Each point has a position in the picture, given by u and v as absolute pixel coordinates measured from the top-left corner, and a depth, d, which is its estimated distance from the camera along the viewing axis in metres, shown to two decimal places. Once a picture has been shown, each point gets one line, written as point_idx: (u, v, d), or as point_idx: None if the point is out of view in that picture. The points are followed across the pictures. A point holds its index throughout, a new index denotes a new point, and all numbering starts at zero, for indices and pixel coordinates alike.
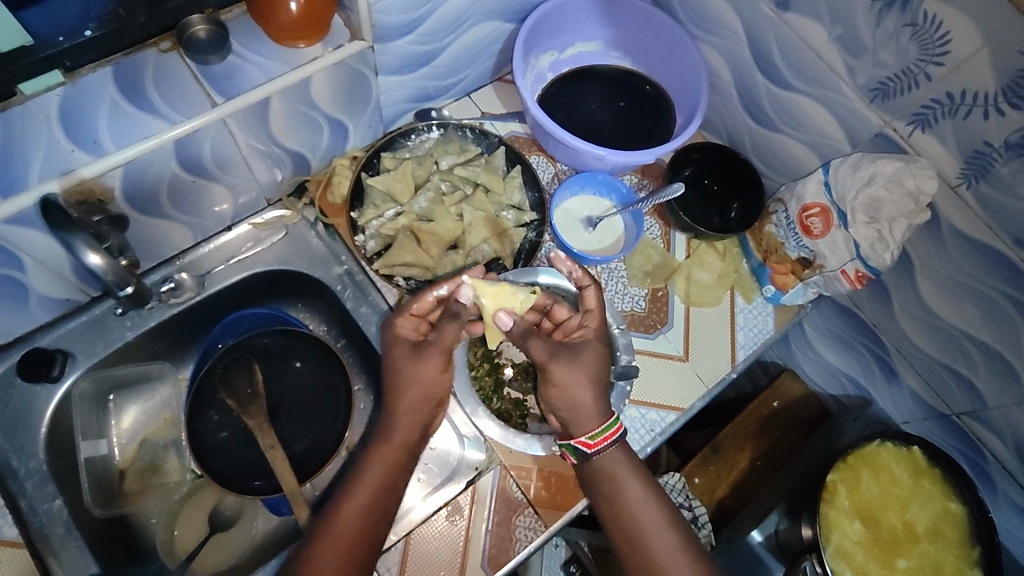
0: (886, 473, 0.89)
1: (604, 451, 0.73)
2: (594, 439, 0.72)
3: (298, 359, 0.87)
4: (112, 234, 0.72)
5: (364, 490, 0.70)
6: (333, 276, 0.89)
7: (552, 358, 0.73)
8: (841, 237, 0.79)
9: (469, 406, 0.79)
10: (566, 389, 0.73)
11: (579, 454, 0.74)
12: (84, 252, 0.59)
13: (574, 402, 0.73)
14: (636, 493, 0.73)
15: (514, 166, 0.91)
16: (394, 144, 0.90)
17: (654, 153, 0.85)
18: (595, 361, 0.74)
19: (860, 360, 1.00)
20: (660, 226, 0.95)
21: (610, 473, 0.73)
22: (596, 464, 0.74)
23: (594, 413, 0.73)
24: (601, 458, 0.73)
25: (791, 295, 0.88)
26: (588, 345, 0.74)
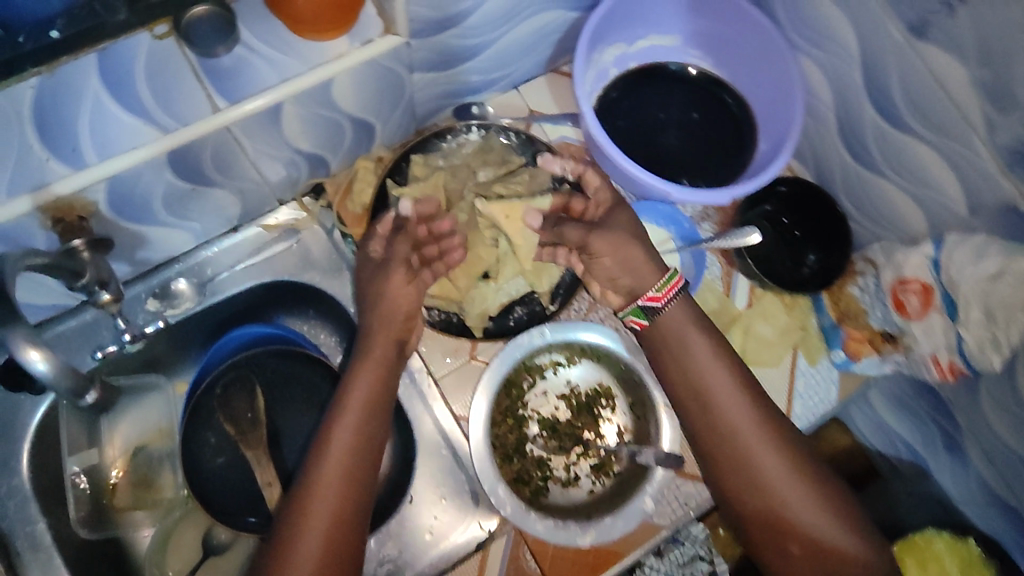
0: (936, 566, 0.82)
1: (670, 304, 0.68)
2: (661, 290, 0.67)
3: (302, 386, 0.79)
4: (90, 261, 0.61)
5: (315, 530, 0.57)
6: (348, 295, 0.80)
7: (592, 230, 0.70)
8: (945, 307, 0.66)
9: (490, 483, 0.68)
10: (618, 258, 0.67)
11: (647, 313, 0.68)
12: (22, 354, 0.47)
13: (632, 265, 0.67)
14: (735, 410, 0.65)
15: (562, 184, 0.78)
16: (427, 145, 0.78)
17: (729, 192, 0.73)
18: (627, 222, 0.70)
19: (924, 433, 0.89)
20: (722, 265, 0.83)
21: (674, 334, 0.67)
22: (659, 321, 0.68)
23: (654, 267, 0.68)
24: (668, 316, 0.67)
25: (863, 365, 0.77)
26: (613, 215, 0.71)
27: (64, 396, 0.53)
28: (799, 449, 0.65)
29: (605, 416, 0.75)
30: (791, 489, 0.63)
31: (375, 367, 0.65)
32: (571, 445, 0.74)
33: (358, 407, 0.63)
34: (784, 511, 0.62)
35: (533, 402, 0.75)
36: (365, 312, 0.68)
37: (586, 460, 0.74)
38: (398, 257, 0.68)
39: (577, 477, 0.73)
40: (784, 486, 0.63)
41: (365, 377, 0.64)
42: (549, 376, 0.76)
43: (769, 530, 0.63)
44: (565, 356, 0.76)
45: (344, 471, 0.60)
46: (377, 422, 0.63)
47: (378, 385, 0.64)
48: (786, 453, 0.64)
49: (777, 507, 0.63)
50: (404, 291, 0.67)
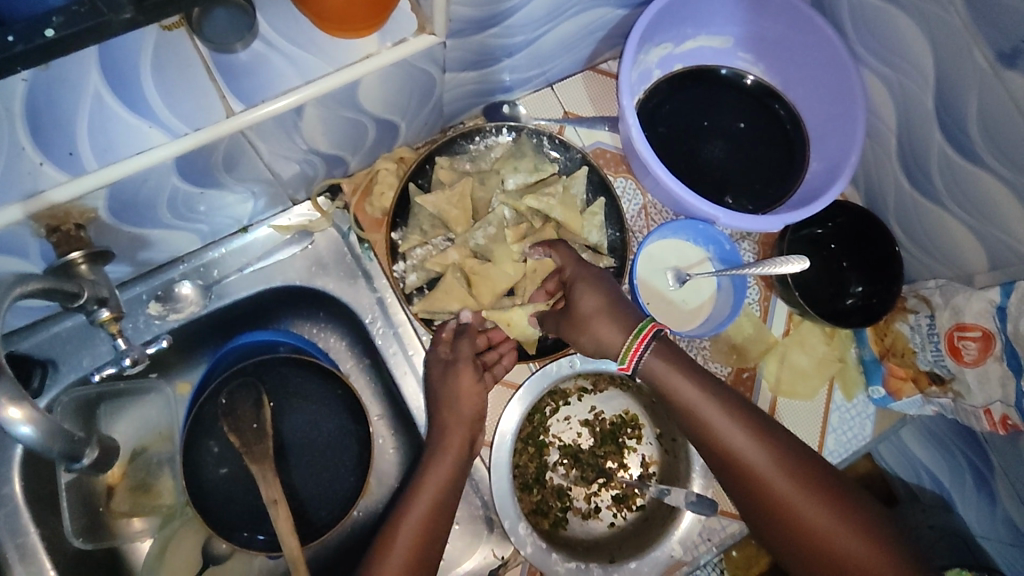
0: None
1: (641, 360, 0.61)
2: (623, 360, 0.61)
3: (311, 396, 0.74)
4: (86, 279, 0.57)
5: None
6: (364, 303, 0.75)
7: (569, 313, 0.64)
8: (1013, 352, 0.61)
9: (509, 519, 0.64)
10: (587, 339, 0.63)
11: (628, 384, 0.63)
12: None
13: (601, 342, 0.62)
14: (731, 431, 0.59)
15: (596, 195, 0.75)
16: (453, 146, 0.73)
17: (781, 220, 0.68)
18: (597, 290, 0.64)
19: (953, 464, 0.85)
20: (760, 289, 0.78)
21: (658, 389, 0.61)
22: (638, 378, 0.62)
23: (617, 330, 0.62)
24: (644, 369, 0.61)
25: (903, 404, 0.73)
26: (582, 285, 0.64)
27: (56, 458, 0.49)
28: (812, 464, 0.58)
29: (629, 446, 0.72)
30: (808, 506, 0.56)
31: (455, 456, 0.64)
32: (593, 475, 0.70)
33: (427, 497, 0.61)
34: (811, 531, 0.55)
35: (556, 428, 0.71)
36: (435, 405, 0.66)
37: (609, 491, 0.70)
38: (466, 357, 0.67)
39: (598, 509, 0.70)
40: (800, 503, 0.56)
41: (441, 465, 0.63)
42: (573, 401, 0.72)
43: (801, 556, 0.56)
44: (591, 381, 0.72)
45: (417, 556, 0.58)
46: (447, 510, 0.62)
47: (454, 472, 0.63)
48: (796, 474, 0.57)
49: (800, 528, 0.56)
50: (469, 383, 0.66)
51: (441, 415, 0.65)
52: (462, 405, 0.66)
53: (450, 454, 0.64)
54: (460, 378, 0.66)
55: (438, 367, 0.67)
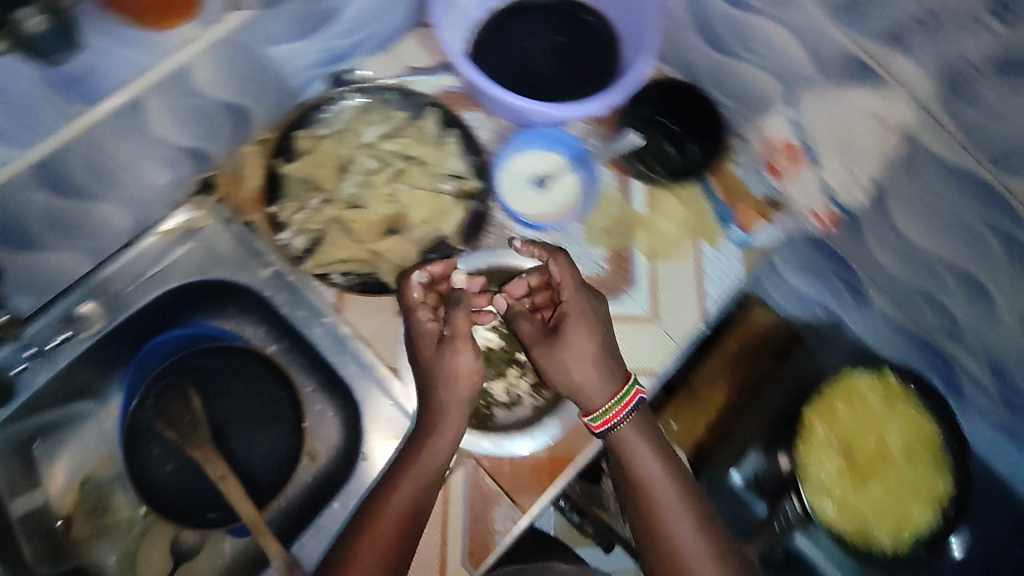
0: (861, 401, 0.89)
1: (619, 425, 0.70)
2: (596, 419, 0.70)
3: (233, 378, 0.79)
4: None
5: None
6: (260, 280, 0.79)
7: (555, 337, 0.70)
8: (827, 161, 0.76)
9: None
10: (580, 370, 0.69)
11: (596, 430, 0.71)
12: None
13: (576, 383, 0.69)
14: (654, 457, 0.70)
15: (449, 127, 0.81)
16: (308, 118, 0.79)
17: (601, 101, 0.77)
18: (591, 341, 0.70)
19: (830, 288, 0.99)
20: (614, 175, 0.87)
21: (621, 443, 0.70)
22: (613, 437, 0.70)
23: (603, 386, 0.69)
24: (621, 435, 0.69)
25: (760, 237, 0.85)
26: (574, 324, 0.70)
27: None
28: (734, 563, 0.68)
29: None
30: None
31: (456, 422, 0.68)
32: (507, 370, 0.78)
33: (419, 472, 0.66)
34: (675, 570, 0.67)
35: None
36: (434, 386, 0.68)
37: (525, 379, 0.78)
38: (463, 336, 0.67)
39: (519, 397, 0.77)
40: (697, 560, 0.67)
41: (431, 448, 0.67)
42: None
43: None
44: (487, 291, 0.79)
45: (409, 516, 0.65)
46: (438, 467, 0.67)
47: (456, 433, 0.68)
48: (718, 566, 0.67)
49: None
50: (469, 363, 0.67)
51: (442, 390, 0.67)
52: (456, 370, 0.67)
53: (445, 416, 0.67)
54: (459, 357, 0.67)
55: (423, 333, 0.70)
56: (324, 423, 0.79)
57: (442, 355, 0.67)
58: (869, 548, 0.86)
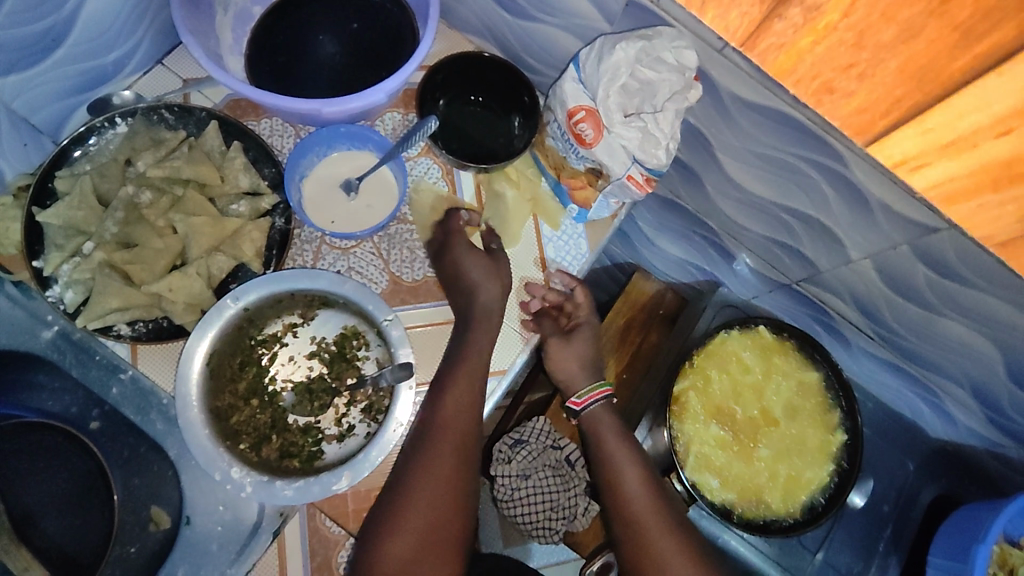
0: (736, 364, 0.85)
1: (590, 408, 0.81)
2: (581, 397, 0.81)
3: (31, 455, 0.70)
4: None
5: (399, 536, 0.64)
6: (44, 344, 0.70)
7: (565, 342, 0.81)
8: (617, 117, 0.64)
9: (221, 470, 0.62)
10: (574, 364, 0.82)
11: (571, 412, 0.83)
12: None
13: (570, 373, 0.83)
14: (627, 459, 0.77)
15: (232, 141, 0.73)
16: (69, 156, 0.70)
17: (383, 91, 0.67)
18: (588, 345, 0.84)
19: (697, 247, 0.94)
20: (439, 167, 0.80)
21: (595, 431, 0.80)
22: (587, 418, 0.81)
23: (585, 376, 0.83)
24: (591, 415, 0.81)
25: (596, 210, 0.77)
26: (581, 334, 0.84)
27: None
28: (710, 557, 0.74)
29: (361, 356, 0.70)
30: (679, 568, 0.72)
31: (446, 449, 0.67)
32: (333, 399, 0.70)
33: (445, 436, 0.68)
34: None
35: (281, 372, 0.70)
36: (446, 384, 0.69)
37: (356, 406, 0.70)
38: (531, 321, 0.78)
39: (351, 426, 0.69)
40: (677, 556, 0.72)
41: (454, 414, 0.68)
42: (289, 341, 0.70)
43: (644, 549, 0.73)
44: (298, 315, 0.70)
45: (429, 529, 0.65)
46: (468, 471, 0.68)
47: (457, 456, 0.67)
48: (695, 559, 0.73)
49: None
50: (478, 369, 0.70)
51: (438, 412, 0.67)
52: (456, 412, 0.68)
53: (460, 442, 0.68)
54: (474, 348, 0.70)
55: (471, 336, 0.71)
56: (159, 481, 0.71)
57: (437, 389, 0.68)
58: (760, 517, 0.82)
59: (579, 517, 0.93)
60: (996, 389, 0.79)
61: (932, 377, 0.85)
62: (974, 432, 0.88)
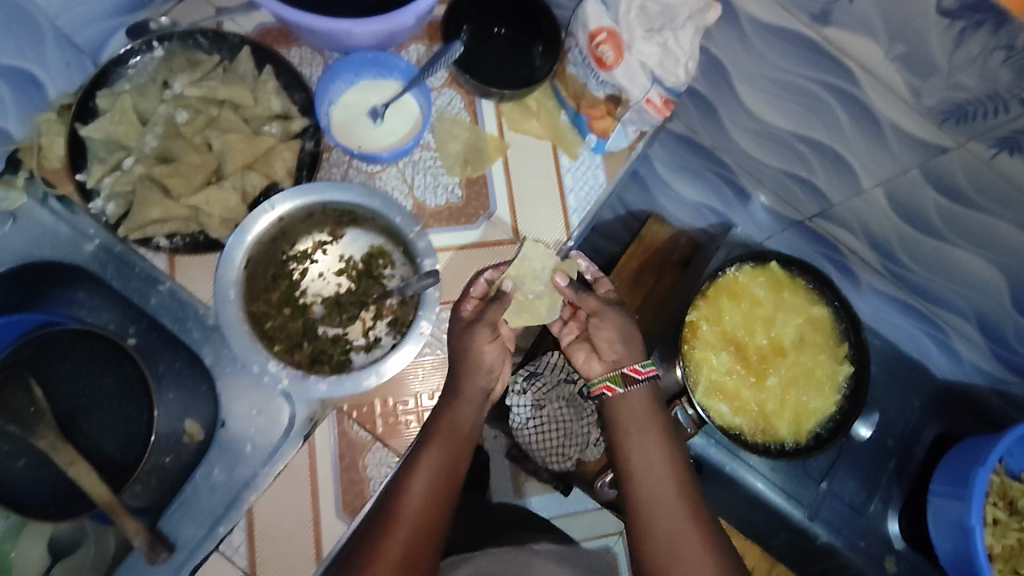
0: (747, 297, 0.87)
1: (636, 387, 0.73)
2: (643, 364, 0.74)
3: (76, 361, 0.74)
4: None
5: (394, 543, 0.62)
6: (85, 256, 0.73)
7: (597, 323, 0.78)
8: (638, 34, 0.67)
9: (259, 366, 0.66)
10: (624, 331, 0.75)
11: (624, 380, 0.73)
12: None
13: (629, 336, 0.76)
14: (654, 449, 0.70)
15: (265, 66, 0.76)
16: (109, 77, 0.73)
17: (411, 12, 0.69)
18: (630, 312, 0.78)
19: (712, 188, 0.97)
20: (462, 97, 0.82)
21: (622, 416, 0.73)
22: (627, 400, 0.73)
23: (639, 344, 0.76)
24: (631, 395, 0.73)
25: (614, 140, 0.80)
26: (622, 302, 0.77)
27: None
28: None
29: (387, 274, 0.73)
30: None
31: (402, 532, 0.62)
32: (361, 313, 0.73)
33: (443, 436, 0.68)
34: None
35: (311, 286, 0.73)
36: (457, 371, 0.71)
37: (382, 320, 0.73)
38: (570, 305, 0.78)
39: (378, 339, 0.73)
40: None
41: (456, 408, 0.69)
42: (318, 257, 0.73)
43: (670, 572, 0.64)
44: (328, 233, 0.73)
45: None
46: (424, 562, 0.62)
47: (409, 548, 0.62)
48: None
49: None
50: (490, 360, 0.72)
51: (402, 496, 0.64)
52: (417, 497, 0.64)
53: (417, 535, 0.63)
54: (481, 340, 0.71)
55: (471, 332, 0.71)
56: (194, 390, 0.74)
57: (403, 480, 0.65)
58: (770, 441, 0.85)
59: (591, 446, 0.96)
60: (1001, 321, 0.81)
61: (939, 313, 0.88)
62: (978, 368, 0.90)
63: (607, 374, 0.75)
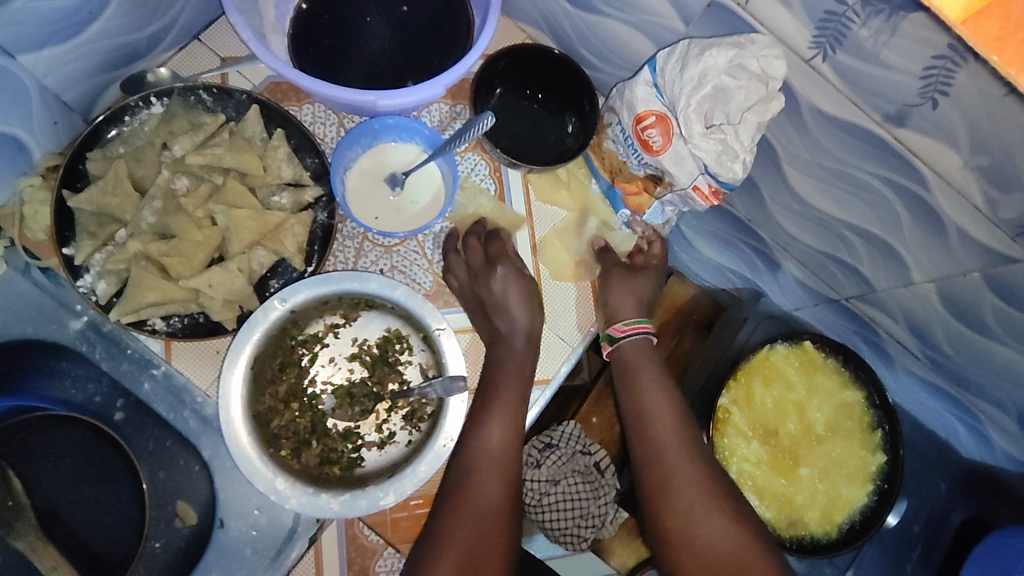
0: (779, 379, 0.83)
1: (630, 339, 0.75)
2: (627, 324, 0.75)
3: (57, 452, 0.67)
4: None
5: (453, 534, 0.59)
6: (70, 335, 0.66)
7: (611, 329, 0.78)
8: (697, 128, 0.61)
9: (262, 472, 0.60)
10: (625, 294, 0.75)
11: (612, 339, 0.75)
12: None
13: (626, 295, 0.75)
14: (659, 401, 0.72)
15: (276, 129, 0.69)
16: (102, 136, 0.66)
17: (441, 83, 0.63)
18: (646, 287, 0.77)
19: (742, 257, 0.91)
20: (487, 163, 0.76)
21: (628, 365, 0.74)
22: (627, 352, 0.75)
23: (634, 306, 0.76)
24: (628, 347, 0.75)
25: (652, 215, 0.75)
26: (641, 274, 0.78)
27: None
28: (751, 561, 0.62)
29: (404, 361, 0.68)
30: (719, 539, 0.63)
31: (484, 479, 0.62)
32: (375, 405, 0.67)
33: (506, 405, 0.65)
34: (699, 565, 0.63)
35: (320, 375, 0.67)
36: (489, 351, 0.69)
37: (397, 412, 0.67)
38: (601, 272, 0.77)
39: (392, 434, 0.67)
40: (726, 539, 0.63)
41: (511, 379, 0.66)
42: (330, 342, 0.67)
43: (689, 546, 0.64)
44: (341, 316, 0.67)
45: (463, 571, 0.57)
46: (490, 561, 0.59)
47: (477, 537, 0.59)
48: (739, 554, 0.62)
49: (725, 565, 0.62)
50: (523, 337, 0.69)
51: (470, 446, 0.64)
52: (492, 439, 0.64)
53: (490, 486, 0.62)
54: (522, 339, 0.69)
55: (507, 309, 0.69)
56: (189, 484, 0.67)
57: (475, 426, 0.64)
58: (799, 536, 0.80)
59: (608, 524, 0.90)
60: None
61: (978, 403, 0.83)
62: (1010, 457, 0.86)
63: (597, 331, 0.76)
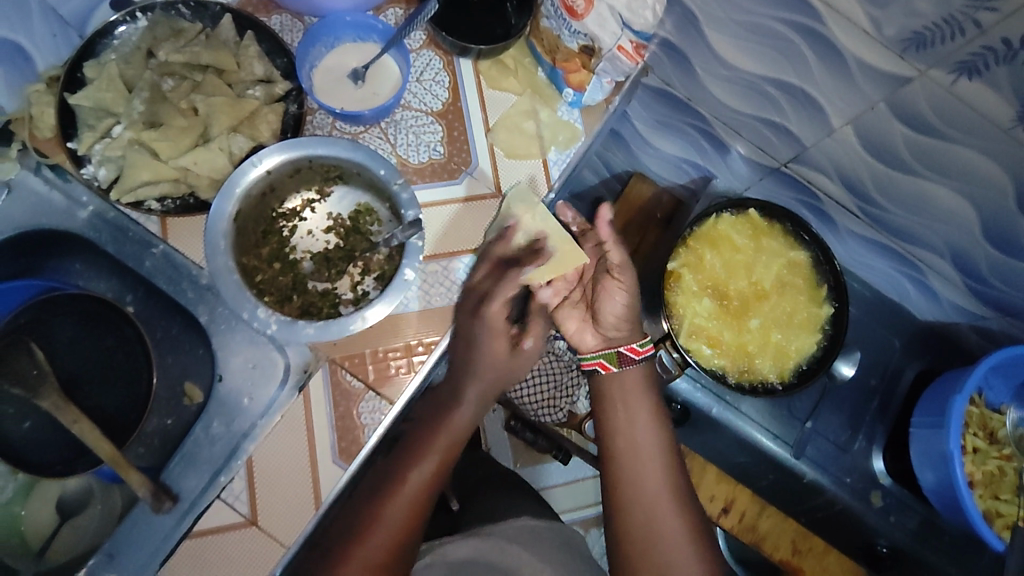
0: (727, 244, 0.90)
1: (635, 365, 0.72)
2: (642, 345, 0.72)
3: (75, 323, 0.76)
4: None
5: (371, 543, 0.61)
6: (80, 223, 0.76)
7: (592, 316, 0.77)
8: None
9: (248, 310, 0.68)
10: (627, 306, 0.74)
11: (622, 360, 0.72)
12: None
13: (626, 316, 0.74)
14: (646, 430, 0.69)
15: (246, 33, 0.77)
16: (95, 48, 0.75)
17: None
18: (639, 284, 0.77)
19: (687, 139, 0.97)
20: (440, 58, 0.84)
21: (621, 388, 0.71)
22: (624, 375, 0.72)
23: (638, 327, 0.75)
24: (628, 374, 0.71)
25: (591, 93, 0.81)
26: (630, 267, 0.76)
27: None
28: None
29: (375, 230, 0.75)
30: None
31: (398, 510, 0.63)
32: (349, 267, 0.75)
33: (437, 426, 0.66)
34: None
35: (300, 243, 0.75)
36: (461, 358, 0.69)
37: (370, 274, 0.75)
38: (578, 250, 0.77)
39: (366, 293, 0.74)
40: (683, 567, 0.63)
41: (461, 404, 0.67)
42: (307, 215, 0.75)
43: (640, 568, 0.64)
44: (316, 191, 0.75)
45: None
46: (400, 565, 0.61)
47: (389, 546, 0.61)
48: None
49: None
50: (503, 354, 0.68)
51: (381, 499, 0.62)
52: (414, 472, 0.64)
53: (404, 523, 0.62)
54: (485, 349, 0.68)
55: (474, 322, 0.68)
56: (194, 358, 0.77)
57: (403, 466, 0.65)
58: (750, 380, 0.88)
59: (580, 398, 0.94)
60: (974, 254, 0.83)
61: (914, 251, 0.90)
62: (957, 308, 0.93)
63: (605, 351, 0.72)
